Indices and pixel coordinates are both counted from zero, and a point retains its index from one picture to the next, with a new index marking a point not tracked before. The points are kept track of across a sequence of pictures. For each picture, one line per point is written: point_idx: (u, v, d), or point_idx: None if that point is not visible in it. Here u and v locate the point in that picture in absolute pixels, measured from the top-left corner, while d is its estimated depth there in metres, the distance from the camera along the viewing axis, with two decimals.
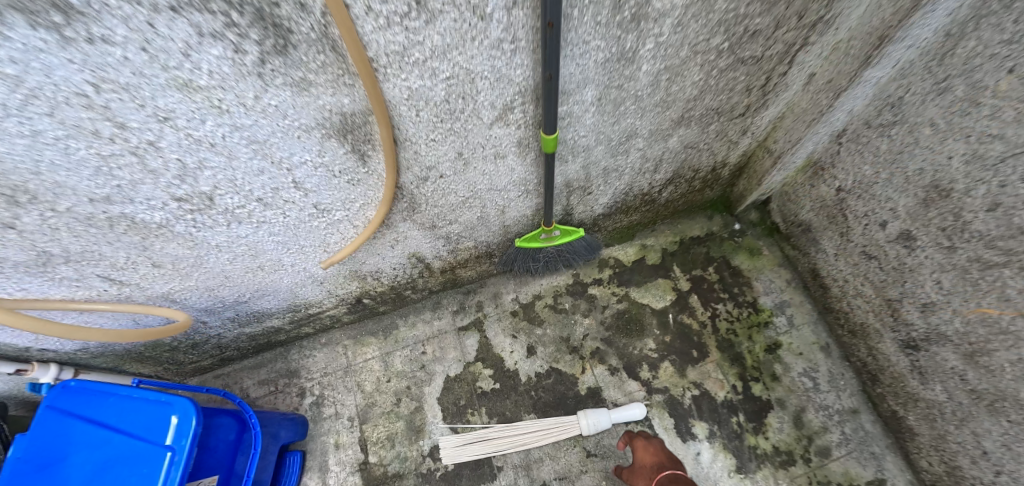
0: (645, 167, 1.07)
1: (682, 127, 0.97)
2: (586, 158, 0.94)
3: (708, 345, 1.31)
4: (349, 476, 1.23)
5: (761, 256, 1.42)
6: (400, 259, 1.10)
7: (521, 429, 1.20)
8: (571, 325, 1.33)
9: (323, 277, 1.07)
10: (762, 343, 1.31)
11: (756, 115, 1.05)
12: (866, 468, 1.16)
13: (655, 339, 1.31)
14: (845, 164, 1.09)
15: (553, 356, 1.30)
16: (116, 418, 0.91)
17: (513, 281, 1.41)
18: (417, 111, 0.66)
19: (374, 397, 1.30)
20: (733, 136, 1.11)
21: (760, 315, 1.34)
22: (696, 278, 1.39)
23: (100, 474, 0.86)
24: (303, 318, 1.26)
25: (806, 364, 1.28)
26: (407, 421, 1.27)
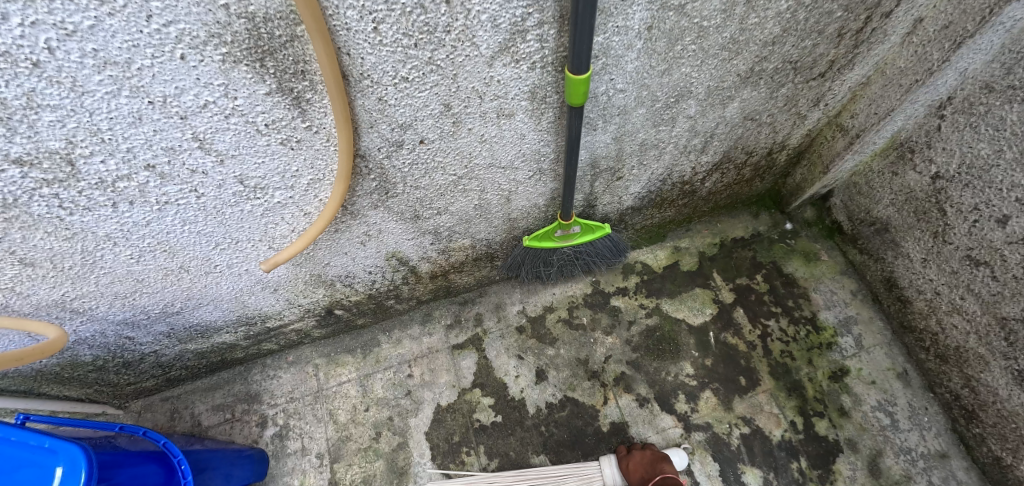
0: (691, 146, 0.84)
1: (747, 90, 0.74)
2: (621, 129, 0.71)
3: (759, 371, 1.05)
4: None
5: (819, 262, 1.17)
6: (377, 261, 0.86)
7: (531, 479, 0.93)
8: (589, 344, 1.09)
9: (278, 283, 0.84)
10: (827, 367, 1.04)
11: (836, 79, 0.81)
12: None
13: (692, 362, 1.06)
14: (947, 141, 0.84)
15: (568, 382, 1.05)
16: None
17: (519, 289, 1.17)
18: (375, 23, 0.40)
19: (346, 430, 1.05)
20: (803, 109, 0.87)
21: (821, 335, 1.08)
22: (741, 288, 1.14)
23: None
24: (262, 334, 1.02)
25: (880, 396, 1.02)
26: (385, 460, 1.01)
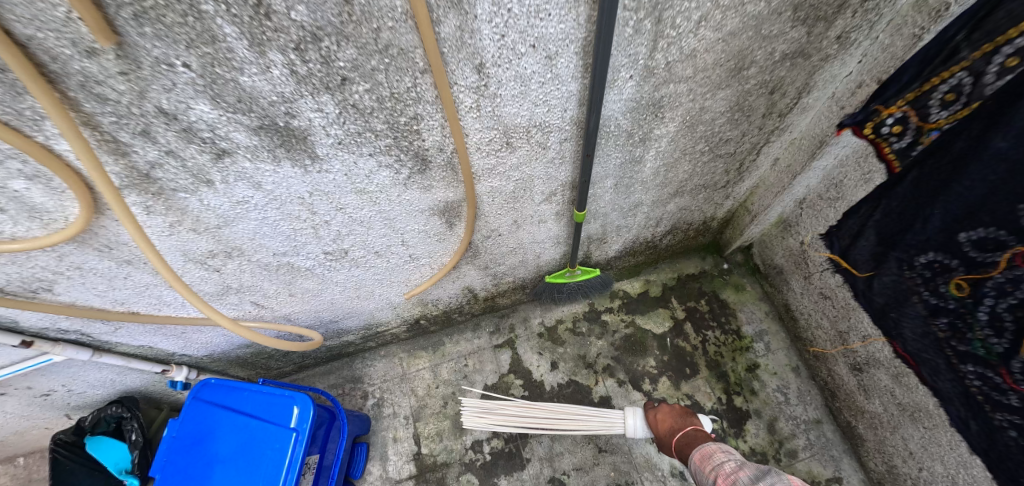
0: (648, 223, 1.39)
1: (677, 197, 1.29)
2: (604, 219, 1.28)
3: (699, 364, 1.57)
4: (406, 464, 1.51)
5: (744, 291, 1.70)
6: (456, 290, 1.41)
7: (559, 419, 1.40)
8: (587, 345, 1.62)
9: (398, 304, 1.38)
10: (744, 363, 1.57)
11: (735, 185, 1.36)
12: (825, 467, 1.41)
13: (655, 357, 1.58)
14: (801, 225, 1.38)
15: (573, 370, 1.58)
16: (246, 409, 1.20)
17: (539, 307, 1.70)
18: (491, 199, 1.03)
19: (425, 400, 1.59)
20: (718, 200, 1.42)
21: (742, 341, 1.60)
22: (691, 308, 1.67)
23: (237, 451, 1.15)
24: (371, 335, 1.56)
25: (779, 382, 1.54)
26: (453, 419, 1.55)
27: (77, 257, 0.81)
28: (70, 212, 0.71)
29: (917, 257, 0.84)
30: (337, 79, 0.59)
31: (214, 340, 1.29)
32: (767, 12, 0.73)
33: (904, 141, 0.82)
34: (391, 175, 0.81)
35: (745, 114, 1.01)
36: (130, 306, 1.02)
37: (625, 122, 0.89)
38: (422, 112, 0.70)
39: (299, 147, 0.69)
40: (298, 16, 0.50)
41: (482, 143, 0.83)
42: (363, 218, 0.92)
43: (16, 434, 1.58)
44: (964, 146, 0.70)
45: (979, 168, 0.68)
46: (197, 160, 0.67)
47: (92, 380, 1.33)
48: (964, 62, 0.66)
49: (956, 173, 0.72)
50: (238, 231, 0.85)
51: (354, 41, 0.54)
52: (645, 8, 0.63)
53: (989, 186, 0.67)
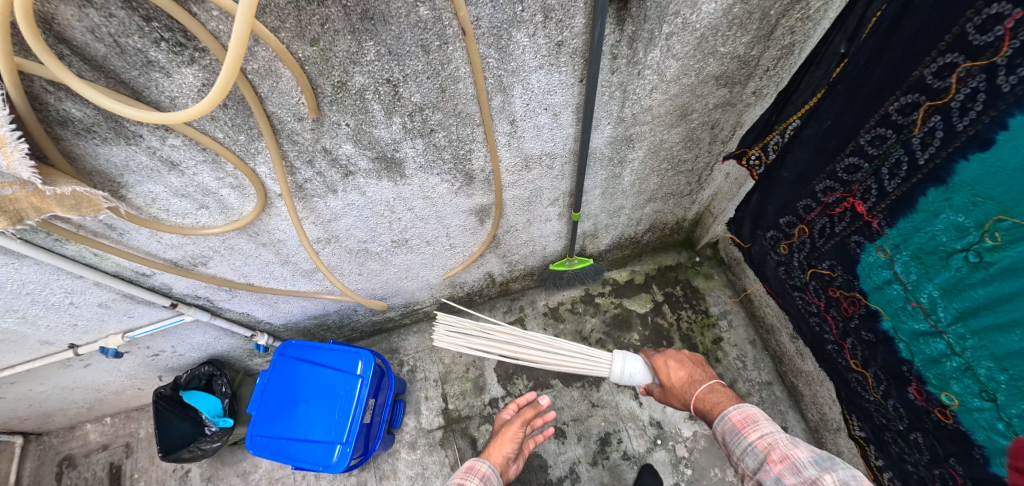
0: (630, 222, 1.78)
1: (651, 202, 1.69)
2: (594, 220, 1.68)
3: (674, 338, 1.94)
4: (436, 417, 1.87)
5: (713, 279, 2.07)
6: (479, 274, 1.82)
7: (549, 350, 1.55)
8: (582, 322, 1.99)
9: (433, 284, 1.79)
10: (711, 336, 1.93)
11: (697, 194, 1.76)
12: (773, 418, 1.75)
13: (638, 332, 1.95)
14: None
15: (571, 342, 1.95)
16: (321, 362, 1.57)
17: (544, 292, 2.08)
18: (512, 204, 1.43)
19: (452, 366, 1.96)
20: (685, 205, 1.81)
21: (709, 319, 1.97)
22: (667, 293, 2.04)
23: (318, 392, 1.53)
24: (409, 312, 1.96)
25: (738, 351, 1.90)
26: (474, 381, 1.92)
27: (234, 240, 1.22)
28: (245, 209, 1.13)
29: (766, 233, 1.44)
30: (427, 130, 1.03)
31: (293, 310, 1.69)
32: (697, 81, 1.13)
33: (763, 169, 1.33)
34: (447, 186, 1.25)
35: (695, 143, 1.41)
36: (247, 278, 1.41)
37: (606, 150, 1.29)
38: (472, 147, 1.13)
39: (396, 169, 1.13)
40: (415, 99, 0.93)
41: (509, 166, 1.24)
42: (425, 216, 1.36)
43: (112, 396, 1.91)
44: (780, 170, 1.25)
45: (782, 185, 1.27)
46: (333, 177, 1.09)
47: (193, 343, 1.68)
48: (780, 126, 1.20)
49: (778, 184, 1.28)
50: (342, 224, 1.28)
51: (443, 110, 0.98)
52: (614, 86, 1.05)
53: (791, 189, 1.24)
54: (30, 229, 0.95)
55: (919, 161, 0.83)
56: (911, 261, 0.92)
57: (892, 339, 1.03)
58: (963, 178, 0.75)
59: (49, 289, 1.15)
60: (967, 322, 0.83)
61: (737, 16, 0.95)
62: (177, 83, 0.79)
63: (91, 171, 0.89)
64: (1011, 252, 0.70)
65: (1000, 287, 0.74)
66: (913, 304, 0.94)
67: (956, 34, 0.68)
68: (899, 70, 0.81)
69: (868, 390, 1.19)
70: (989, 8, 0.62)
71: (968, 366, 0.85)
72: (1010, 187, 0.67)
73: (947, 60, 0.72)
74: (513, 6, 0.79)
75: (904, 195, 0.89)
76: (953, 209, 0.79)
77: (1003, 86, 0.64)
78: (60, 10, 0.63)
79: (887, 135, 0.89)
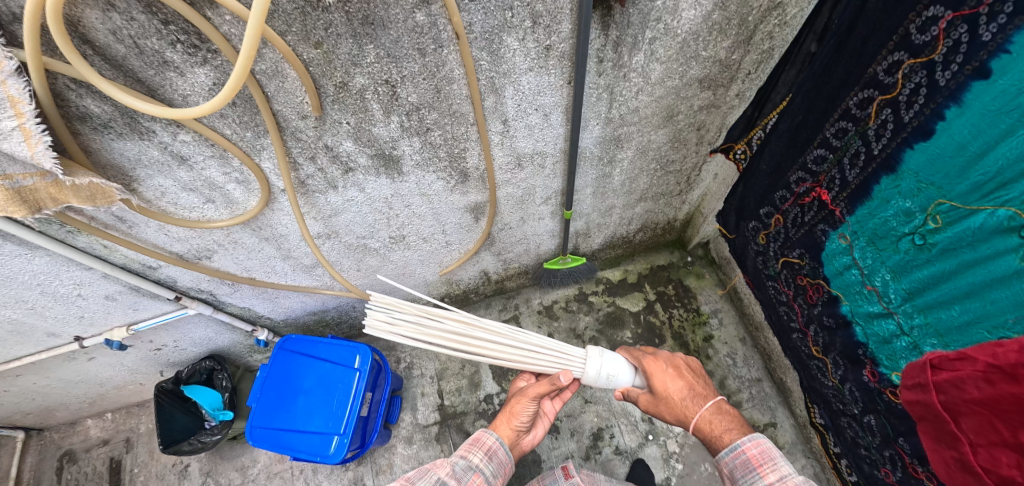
0: (622, 222, 1.84)
1: (641, 202, 1.74)
2: (587, 218, 1.73)
3: (666, 336, 1.97)
4: (432, 413, 1.90)
5: (704, 278, 2.11)
6: (474, 272, 1.87)
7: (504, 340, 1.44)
8: (576, 320, 2.04)
9: (430, 281, 1.84)
10: (702, 334, 1.97)
11: (686, 195, 1.81)
12: (762, 414, 1.78)
13: (631, 330, 1.99)
14: None
15: (565, 339, 1.99)
16: (321, 355, 1.61)
17: (539, 291, 2.12)
18: (506, 202, 1.48)
19: (448, 363, 2.00)
20: (676, 205, 1.87)
21: (700, 317, 2.01)
22: (660, 292, 2.09)
23: (317, 384, 1.57)
24: None
25: (728, 349, 1.93)
26: (470, 378, 1.96)
27: (238, 234, 1.27)
28: (249, 204, 1.19)
29: (748, 224, 1.59)
30: (423, 129, 1.09)
31: (293, 306, 1.73)
32: (681, 84, 1.19)
33: (746, 162, 1.45)
34: (443, 183, 1.30)
35: (682, 143, 1.46)
36: (250, 273, 1.46)
37: (596, 150, 1.35)
38: (467, 146, 1.19)
39: (393, 166, 1.18)
40: (413, 99, 0.99)
41: (503, 164, 1.29)
42: (421, 213, 1.41)
43: (114, 391, 1.94)
44: (759, 162, 1.39)
45: (762, 177, 1.41)
46: (333, 173, 1.15)
47: (195, 338, 1.72)
48: (762, 122, 1.30)
49: (758, 175, 1.42)
50: (341, 220, 1.33)
51: (438, 110, 1.04)
52: (601, 88, 1.11)
53: (768, 181, 1.39)
54: (46, 221, 1.00)
55: (874, 151, 0.98)
56: (868, 246, 1.08)
57: (850, 323, 1.21)
58: (908, 166, 0.90)
59: (59, 280, 1.19)
60: (914, 301, 0.98)
61: (716, 22, 1.01)
62: (190, 82, 0.85)
63: (106, 164, 0.95)
64: (948, 233, 0.86)
65: (940, 266, 0.90)
66: (869, 288, 1.11)
67: (902, 34, 0.83)
68: (855, 69, 0.95)
69: (828, 375, 1.38)
70: (928, 11, 0.76)
71: (912, 344, 1.01)
72: (947, 172, 0.83)
73: (894, 59, 0.86)
74: (504, 12, 0.85)
75: (861, 184, 1.04)
76: (901, 194, 0.94)
77: (940, 79, 0.78)
78: (86, 14, 0.69)
79: (848, 128, 1.04)
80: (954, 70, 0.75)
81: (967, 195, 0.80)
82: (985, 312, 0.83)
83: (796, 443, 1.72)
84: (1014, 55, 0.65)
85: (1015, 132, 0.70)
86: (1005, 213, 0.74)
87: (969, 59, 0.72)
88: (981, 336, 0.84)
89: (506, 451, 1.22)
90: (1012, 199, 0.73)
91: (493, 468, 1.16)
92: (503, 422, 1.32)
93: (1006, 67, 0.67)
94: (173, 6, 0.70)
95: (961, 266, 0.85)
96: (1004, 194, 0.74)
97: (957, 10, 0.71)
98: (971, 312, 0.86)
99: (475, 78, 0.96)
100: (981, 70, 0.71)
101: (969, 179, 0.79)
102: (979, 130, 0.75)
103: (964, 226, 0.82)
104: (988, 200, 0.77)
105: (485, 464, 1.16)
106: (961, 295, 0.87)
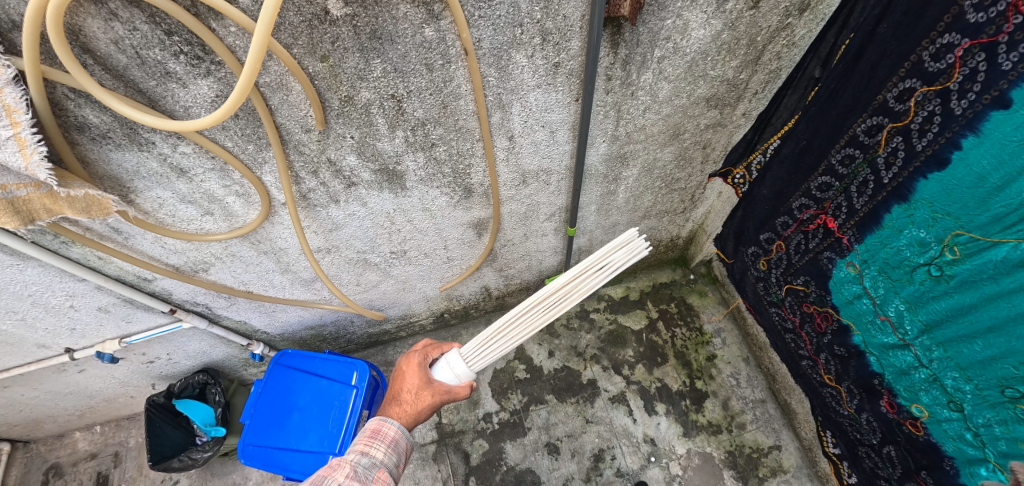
0: None
1: (645, 219, 1.72)
2: (590, 235, 1.71)
3: (668, 354, 1.93)
4: (429, 431, 1.85)
5: (706, 296, 2.08)
6: (475, 287, 1.84)
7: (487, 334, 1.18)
8: (577, 337, 2.00)
9: (430, 296, 1.81)
10: (705, 353, 1.92)
11: (690, 213, 1.79)
12: (767, 436, 1.72)
13: (633, 348, 1.95)
14: None
15: (566, 357, 1.96)
16: (316, 371, 1.57)
17: None
18: (509, 217, 1.46)
19: None
20: (679, 222, 1.84)
21: (703, 336, 1.96)
22: (662, 310, 2.05)
23: (312, 401, 1.53)
24: (405, 324, 1.98)
25: (732, 369, 1.88)
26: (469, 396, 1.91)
27: (236, 247, 1.25)
28: (248, 217, 1.17)
29: (748, 249, 1.59)
30: (428, 144, 1.07)
31: (290, 320, 1.70)
32: (688, 103, 1.17)
33: (746, 186, 1.46)
34: (446, 199, 1.28)
35: (687, 162, 1.45)
36: (247, 286, 1.43)
37: (601, 168, 1.34)
38: (472, 162, 1.17)
39: (397, 181, 1.16)
40: (418, 114, 0.98)
41: (508, 180, 1.28)
42: (423, 228, 1.39)
43: (104, 403, 1.88)
44: (760, 187, 1.38)
45: (763, 202, 1.40)
46: (336, 187, 1.13)
47: (189, 351, 1.68)
48: (762, 146, 1.31)
49: (759, 200, 1.42)
50: (342, 234, 1.31)
51: (444, 125, 1.03)
52: (608, 105, 1.10)
53: (769, 205, 1.38)
54: (40, 231, 0.97)
55: (884, 180, 0.97)
56: (879, 276, 1.05)
57: (863, 352, 1.19)
58: (922, 196, 0.89)
59: (50, 292, 1.16)
60: (932, 333, 0.96)
61: (725, 42, 1.01)
62: (192, 94, 0.83)
63: (103, 175, 0.93)
64: (967, 265, 0.83)
65: (959, 299, 0.87)
66: (882, 318, 1.09)
67: (914, 61, 0.82)
68: (864, 94, 0.95)
69: (842, 405, 1.35)
70: (941, 39, 0.75)
71: (934, 377, 0.99)
72: (966, 202, 0.80)
73: (906, 86, 0.85)
74: (513, 29, 0.84)
75: (870, 212, 1.03)
76: (915, 224, 0.92)
77: (956, 108, 0.77)
78: (87, 23, 0.67)
79: (856, 154, 1.02)
80: (971, 98, 0.74)
81: (988, 226, 0.78)
82: (1010, 347, 0.80)
83: (802, 467, 1.65)
84: None
85: None
86: None
87: (987, 88, 0.71)
88: (1008, 372, 0.82)
89: (408, 434, 1.11)
90: None
91: (396, 460, 1.05)
92: (407, 408, 1.13)
93: None
94: (176, 16, 0.68)
95: (982, 299, 0.83)
96: None
97: (974, 38, 0.70)
98: (996, 347, 0.83)
99: (482, 96, 0.95)
100: (1000, 100, 0.69)
101: (990, 210, 0.77)
102: (999, 162, 0.73)
103: (985, 258, 0.79)
104: (1010, 232, 0.74)
105: (388, 456, 1.04)
106: (983, 329, 0.85)
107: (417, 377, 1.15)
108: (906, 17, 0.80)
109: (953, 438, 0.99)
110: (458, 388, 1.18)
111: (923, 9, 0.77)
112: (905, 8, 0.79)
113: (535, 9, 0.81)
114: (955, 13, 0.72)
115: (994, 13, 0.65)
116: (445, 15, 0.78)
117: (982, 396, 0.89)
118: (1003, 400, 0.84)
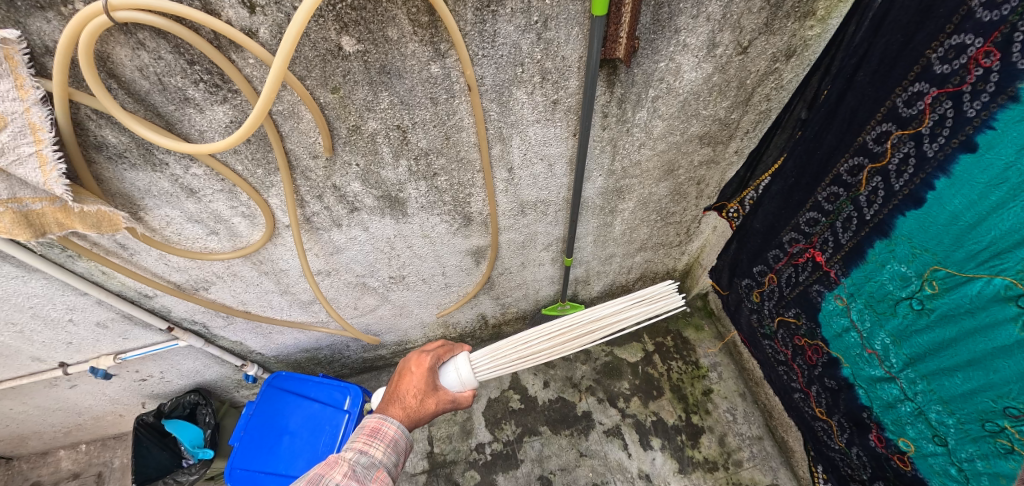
0: (621, 269, 1.83)
1: (641, 251, 1.74)
2: (586, 266, 1.73)
3: (664, 388, 1.90)
4: (421, 460, 1.81)
5: (703, 330, 2.07)
6: (472, 314, 1.84)
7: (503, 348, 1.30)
8: (573, 368, 1.99)
9: (427, 322, 1.81)
10: (700, 387, 1.89)
11: (686, 245, 1.81)
12: (765, 475, 1.67)
13: (629, 381, 1.93)
14: None
15: (561, 388, 1.94)
16: (310, 394, 1.56)
17: None
18: (506, 246, 1.48)
19: None
20: (675, 255, 1.86)
21: (700, 370, 1.94)
22: (658, 343, 2.04)
23: (304, 424, 1.51)
24: (400, 350, 1.98)
25: (728, 404, 1.84)
26: (462, 425, 1.87)
27: (238, 266, 1.27)
28: (253, 237, 1.20)
29: (742, 281, 1.60)
30: (430, 173, 1.11)
31: (286, 342, 1.70)
32: (682, 140, 1.22)
33: (739, 220, 1.49)
34: (446, 226, 1.31)
35: (681, 196, 1.48)
36: (246, 306, 1.44)
37: (598, 200, 1.37)
38: (472, 192, 1.21)
39: (398, 208, 1.20)
40: (422, 145, 1.02)
41: (507, 210, 1.31)
42: (422, 253, 1.41)
43: (91, 421, 1.85)
44: (752, 221, 1.42)
45: (755, 235, 1.43)
46: (339, 212, 1.16)
47: (182, 370, 1.67)
48: (754, 182, 1.35)
49: (751, 233, 1.44)
50: (344, 257, 1.33)
51: (446, 155, 1.07)
52: (604, 141, 1.14)
53: (761, 239, 1.40)
54: (48, 244, 1.00)
55: (867, 216, 0.99)
56: (865, 309, 1.06)
57: (853, 385, 1.18)
58: (901, 232, 0.91)
59: (51, 304, 1.18)
60: (916, 367, 0.97)
61: (716, 84, 1.06)
62: (208, 119, 0.88)
63: (115, 193, 0.96)
64: (946, 299, 0.85)
65: (940, 333, 0.88)
66: (868, 351, 1.09)
67: (890, 106, 0.87)
68: (846, 136, 0.99)
69: (833, 439, 1.33)
70: (912, 87, 0.81)
71: (919, 410, 0.99)
72: (942, 239, 0.83)
73: (883, 129, 0.89)
74: (514, 68, 0.89)
75: (855, 247, 1.05)
76: (897, 259, 0.94)
77: (928, 150, 0.81)
78: (116, 51, 0.73)
79: (840, 192, 1.05)
80: (941, 142, 0.78)
81: (963, 261, 0.80)
82: (988, 381, 0.81)
83: None
84: (999, 131, 0.68)
85: (1006, 206, 0.71)
86: (1002, 282, 0.74)
87: (955, 132, 0.75)
88: (987, 405, 0.83)
89: (410, 434, 1.09)
90: (1008, 268, 0.73)
91: (396, 460, 1.03)
92: (410, 411, 1.11)
93: (993, 142, 0.70)
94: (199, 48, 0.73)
95: (962, 333, 0.84)
96: (999, 262, 0.74)
97: (941, 87, 0.75)
98: (975, 381, 0.84)
99: (484, 135, 1.01)
100: (968, 143, 0.74)
101: (964, 247, 0.80)
102: (970, 202, 0.76)
103: (961, 293, 0.82)
104: (983, 267, 0.77)
105: (388, 456, 1.01)
106: (962, 363, 0.86)
107: (422, 383, 1.16)
108: (880, 66, 0.85)
109: (939, 473, 0.99)
110: (459, 396, 1.21)
111: (896, 59, 0.82)
112: (880, 57, 0.85)
113: (536, 50, 0.87)
114: (923, 65, 0.77)
115: (958, 65, 0.71)
116: (450, 53, 0.83)
117: (965, 430, 0.89)
118: (984, 434, 0.85)
